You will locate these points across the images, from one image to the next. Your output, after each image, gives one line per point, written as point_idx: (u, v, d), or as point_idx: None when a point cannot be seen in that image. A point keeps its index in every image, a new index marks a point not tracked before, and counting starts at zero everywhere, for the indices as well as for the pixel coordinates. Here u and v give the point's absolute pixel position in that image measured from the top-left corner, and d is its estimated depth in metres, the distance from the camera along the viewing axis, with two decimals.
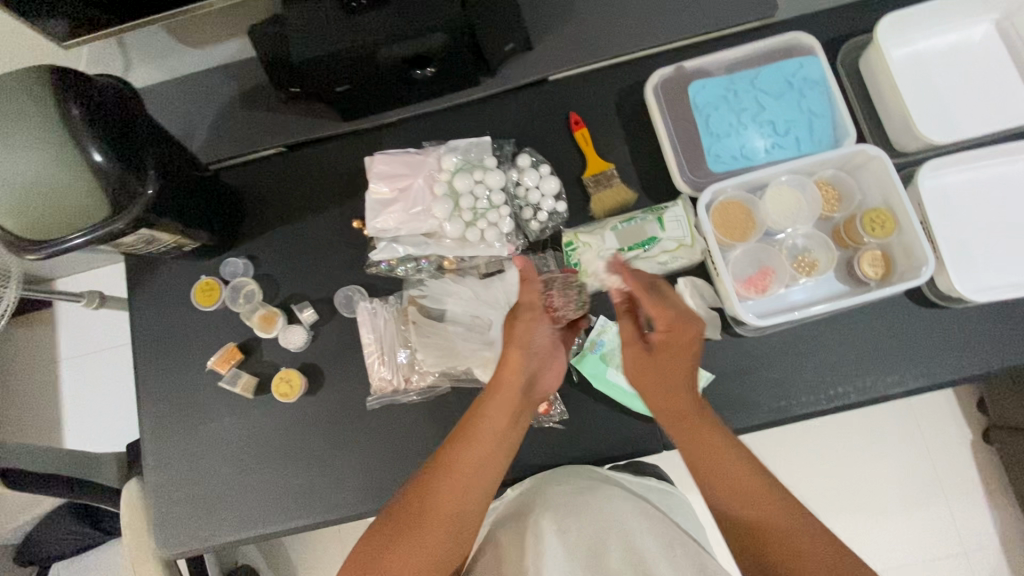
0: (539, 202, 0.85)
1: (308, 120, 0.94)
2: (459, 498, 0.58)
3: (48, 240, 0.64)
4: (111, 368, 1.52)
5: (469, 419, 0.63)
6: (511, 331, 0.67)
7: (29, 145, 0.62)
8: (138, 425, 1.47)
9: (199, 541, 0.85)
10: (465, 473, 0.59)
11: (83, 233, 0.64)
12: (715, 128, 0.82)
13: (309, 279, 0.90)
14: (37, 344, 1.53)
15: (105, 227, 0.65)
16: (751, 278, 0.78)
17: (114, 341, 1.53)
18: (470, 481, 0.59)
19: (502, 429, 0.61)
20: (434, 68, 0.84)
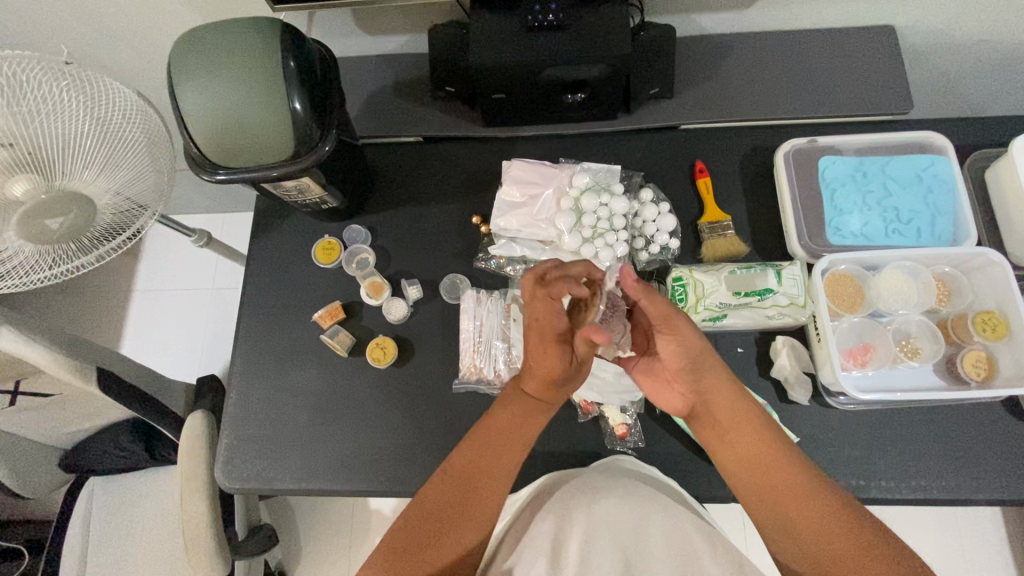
0: (655, 235, 0.89)
1: (450, 116, 1.00)
2: (489, 498, 0.64)
3: (236, 168, 0.72)
4: (188, 308, 1.59)
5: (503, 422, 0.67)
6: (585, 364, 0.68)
7: (243, 81, 0.70)
8: (195, 365, 1.53)
9: (261, 481, 0.87)
10: (494, 475, 0.65)
11: (265, 169, 0.71)
12: (839, 202, 0.86)
13: (419, 260, 0.96)
14: (128, 269, 1.62)
15: (283, 168, 0.72)
16: (852, 351, 0.80)
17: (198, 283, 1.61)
18: (501, 472, 0.65)
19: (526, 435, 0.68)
20: (585, 94, 0.90)
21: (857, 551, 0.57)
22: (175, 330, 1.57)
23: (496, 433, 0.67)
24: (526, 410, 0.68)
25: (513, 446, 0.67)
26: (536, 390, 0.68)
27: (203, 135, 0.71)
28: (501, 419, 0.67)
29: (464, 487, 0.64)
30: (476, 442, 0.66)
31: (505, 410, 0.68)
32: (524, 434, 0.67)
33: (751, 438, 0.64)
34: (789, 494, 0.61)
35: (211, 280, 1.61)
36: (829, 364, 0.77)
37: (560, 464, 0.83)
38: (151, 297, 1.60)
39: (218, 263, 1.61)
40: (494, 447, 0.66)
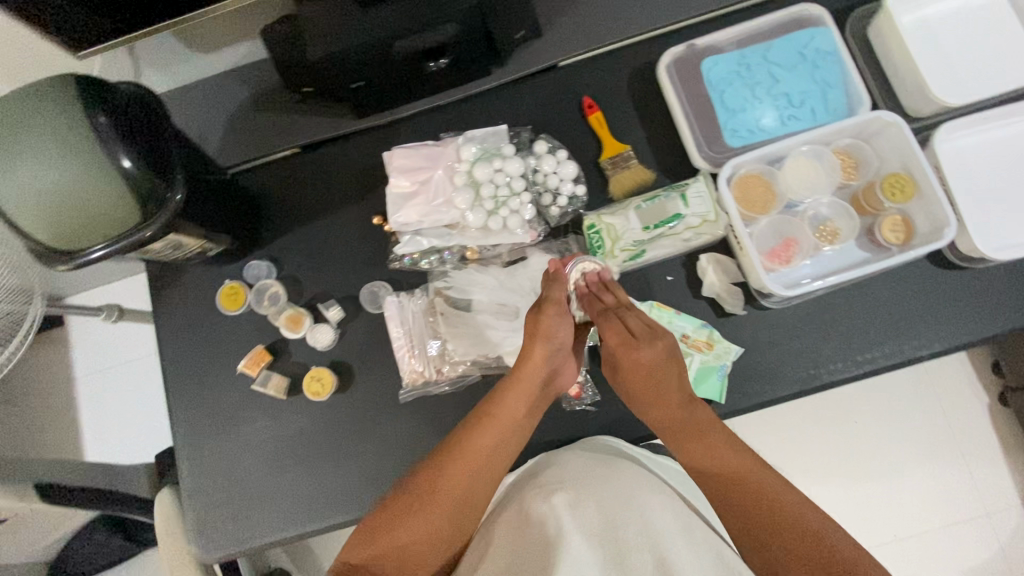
0: (560, 186, 0.85)
1: (320, 119, 0.93)
2: (477, 485, 0.66)
3: (78, 251, 0.63)
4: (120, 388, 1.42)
5: (498, 407, 0.70)
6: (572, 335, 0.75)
7: (56, 148, 0.62)
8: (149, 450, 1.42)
9: (242, 543, 0.85)
10: (483, 465, 0.67)
11: (106, 243, 0.63)
12: (730, 102, 0.82)
13: (333, 278, 0.91)
14: (31, 366, 1.42)
15: (131, 236, 0.64)
16: (774, 250, 0.78)
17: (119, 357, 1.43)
18: (493, 473, 0.67)
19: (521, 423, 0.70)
20: (448, 58, 0.84)
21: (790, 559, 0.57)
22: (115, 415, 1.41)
23: (495, 425, 0.69)
24: (527, 396, 0.70)
25: (508, 443, 0.69)
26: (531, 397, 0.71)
27: (40, 219, 0.63)
28: (507, 416, 0.69)
29: (440, 473, 0.65)
30: (484, 434, 0.68)
31: (508, 406, 0.70)
32: (520, 428, 0.70)
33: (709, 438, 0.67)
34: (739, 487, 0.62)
35: (133, 351, 1.44)
36: (753, 271, 0.76)
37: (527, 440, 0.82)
38: (76, 389, 1.41)
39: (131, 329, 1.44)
40: (493, 441, 0.68)
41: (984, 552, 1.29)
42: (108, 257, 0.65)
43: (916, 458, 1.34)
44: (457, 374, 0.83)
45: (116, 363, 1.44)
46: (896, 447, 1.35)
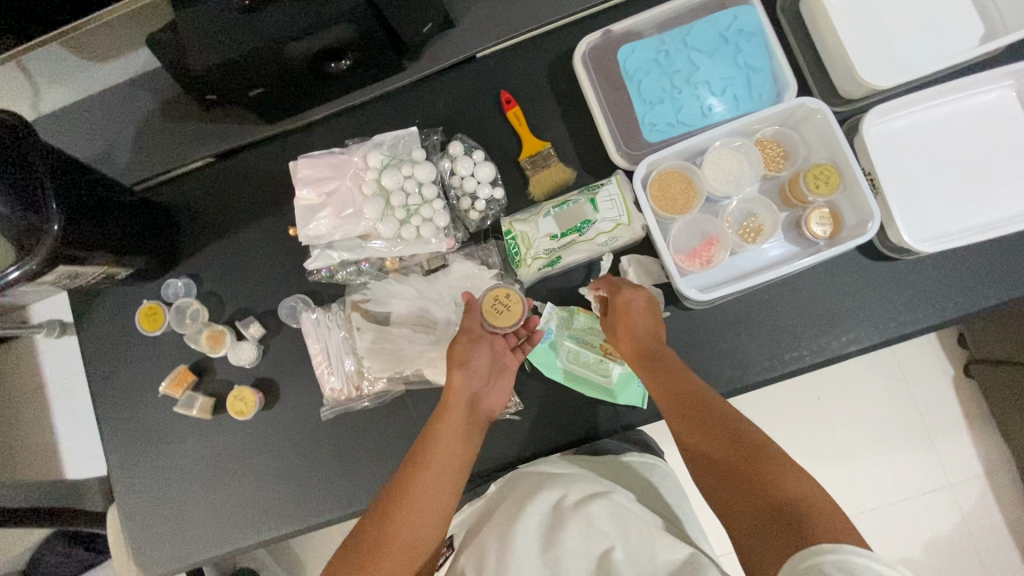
0: (475, 190, 0.81)
1: (230, 127, 0.89)
2: (426, 520, 0.60)
3: None
4: (61, 409, 1.34)
5: (428, 438, 0.65)
6: (502, 369, 0.73)
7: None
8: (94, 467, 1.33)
9: (180, 560, 0.86)
10: (427, 497, 0.61)
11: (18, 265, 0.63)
12: (648, 94, 0.77)
13: (253, 293, 0.88)
14: None
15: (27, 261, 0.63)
16: (695, 250, 0.75)
17: (56, 376, 1.35)
18: (440, 502, 0.62)
19: (457, 447, 0.65)
20: (349, 60, 0.79)
21: (775, 529, 0.51)
22: (61, 436, 1.33)
23: (432, 453, 0.64)
24: (458, 426, 0.66)
25: (450, 468, 0.64)
26: (461, 419, 0.67)
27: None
28: (444, 440, 0.65)
29: (381, 530, 0.59)
30: (422, 464, 0.63)
31: (439, 430, 0.66)
32: (460, 453, 0.65)
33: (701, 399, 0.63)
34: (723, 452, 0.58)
35: (72, 370, 1.35)
36: (669, 274, 0.73)
37: None
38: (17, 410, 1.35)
39: (65, 345, 1.35)
40: (436, 470, 0.63)
41: (950, 527, 1.28)
42: (26, 276, 0.64)
43: (880, 435, 1.32)
44: (377, 389, 0.81)
45: (53, 382, 1.35)
46: (861, 426, 1.33)
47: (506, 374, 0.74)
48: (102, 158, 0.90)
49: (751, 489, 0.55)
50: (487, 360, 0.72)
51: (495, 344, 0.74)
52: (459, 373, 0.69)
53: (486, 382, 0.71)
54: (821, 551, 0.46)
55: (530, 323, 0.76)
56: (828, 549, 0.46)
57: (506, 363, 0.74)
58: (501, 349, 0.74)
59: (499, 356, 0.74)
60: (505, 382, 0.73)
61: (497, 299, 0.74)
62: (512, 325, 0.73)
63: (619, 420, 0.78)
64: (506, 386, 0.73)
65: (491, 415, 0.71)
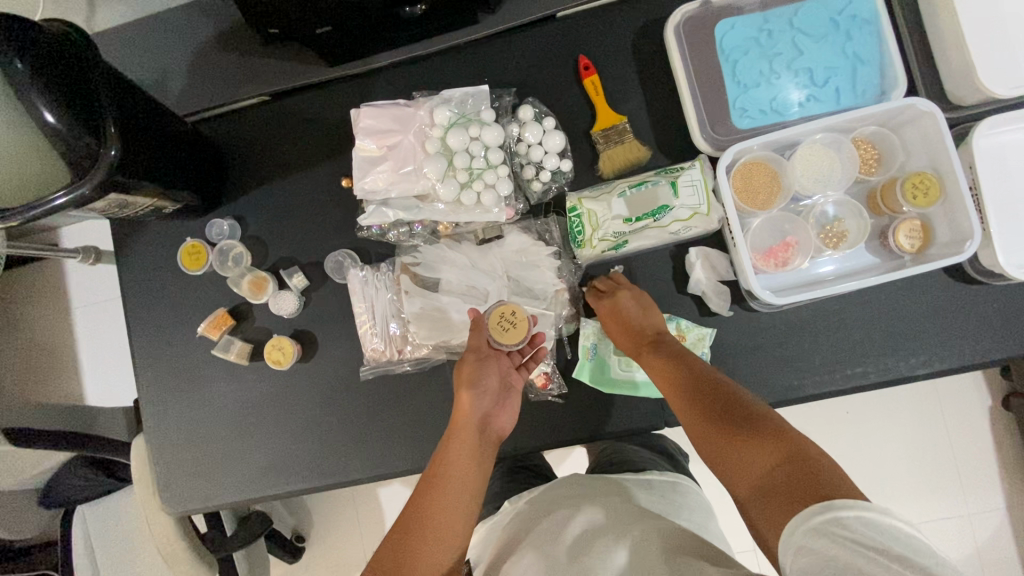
0: (542, 160, 0.77)
1: (287, 65, 0.84)
2: (444, 545, 0.58)
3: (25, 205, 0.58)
4: (89, 332, 1.34)
5: (438, 461, 0.63)
6: (508, 387, 0.71)
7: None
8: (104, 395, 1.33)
9: (203, 500, 0.86)
10: (440, 519, 0.59)
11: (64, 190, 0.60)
12: (742, 76, 0.72)
13: (298, 243, 0.86)
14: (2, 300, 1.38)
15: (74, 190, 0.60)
16: (771, 250, 0.71)
17: (87, 299, 1.35)
18: (455, 526, 0.60)
19: (468, 465, 0.62)
20: (425, 5, 0.73)
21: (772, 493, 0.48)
22: (86, 359, 1.34)
23: (444, 476, 0.61)
24: (468, 448, 0.63)
25: (464, 488, 0.61)
26: (469, 437, 0.64)
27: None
28: (455, 457, 0.63)
29: (400, 557, 0.57)
30: (436, 488, 0.61)
31: (450, 449, 0.63)
32: (475, 473, 0.63)
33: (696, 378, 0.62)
34: (715, 427, 0.56)
35: (103, 295, 1.35)
36: (742, 272, 0.69)
37: None
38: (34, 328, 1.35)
39: (95, 270, 1.35)
40: (450, 490, 0.61)
41: (962, 557, 1.26)
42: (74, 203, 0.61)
43: (908, 460, 1.28)
44: (423, 354, 0.80)
45: (82, 304, 1.35)
46: (887, 446, 1.29)
47: (513, 393, 0.71)
48: (153, 84, 0.86)
49: (745, 455, 0.53)
50: (497, 380, 0.70)
51: (503, 362, 0.71)
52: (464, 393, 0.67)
53: (494, 401, 0.69)
54: (812, 513, 0.44)
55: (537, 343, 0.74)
56: (820, 507, 0.43)
57: (514, 383, 0.72)
58: (509, 368, 0.72)
59: (509, 375, 0.72)
60: (513, 401, 0.71)
61: (506, 311, 0.71)
62: (524, 341, 0.71)
63: (665, 416, 0.75)
64: (514, 406, 0.71)
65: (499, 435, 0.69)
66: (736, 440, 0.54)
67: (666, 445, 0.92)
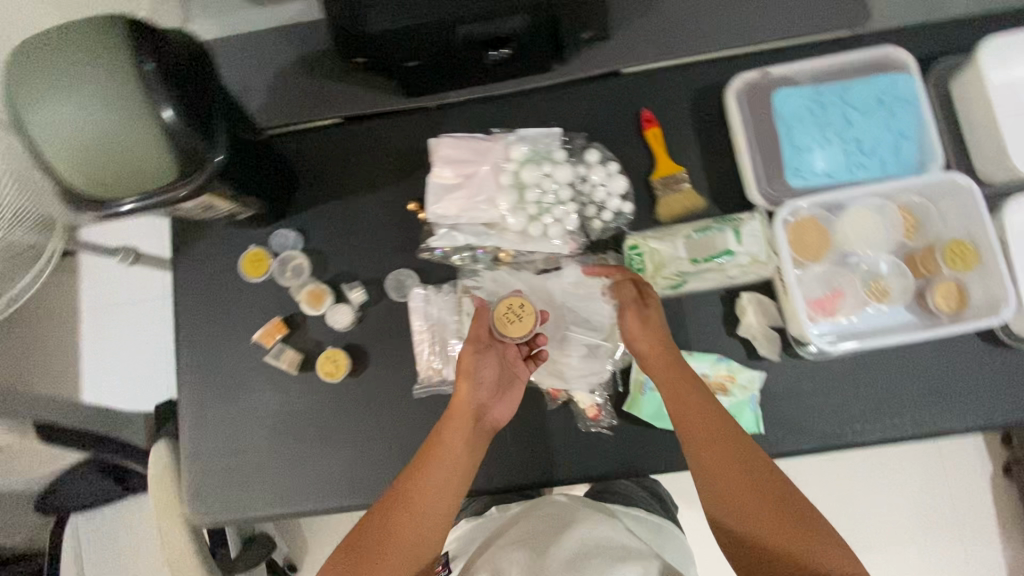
0: (606, 200, 0.82)
1: (366, 93, 0.91)
2: (427, 516, 0.64)
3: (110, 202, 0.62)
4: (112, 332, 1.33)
5: (431, 441, 0.67)
6: (504, 376, 0.74)
7: (76, 100, 0.59)
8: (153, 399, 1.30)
9: (233, 511, 0.84)
10: (426, 497, 0.64)
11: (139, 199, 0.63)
12: (797, 140, 0.79)
13: (359, 259, 0.88)
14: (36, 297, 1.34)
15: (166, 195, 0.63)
16: (820, 300, 0.76)
17: (119, 298, 1.34)
18: (439, 502, 0.65)
19: (458, 449, 0.67)
20: (510, 50, 0.80)
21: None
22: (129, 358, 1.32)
23: (432, 454, 0.66)
24: (461, 434, 0.67)
25: (452, 467, 0.66)
26: (462, 425, 0.68)
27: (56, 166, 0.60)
28: (449, 440, 0.67)
29: (388, 524, 0.63)
30: (426, 464, 0.66)
31: (443, 432, 0.67)
32: (463, 456, 0.67)
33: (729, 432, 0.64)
34: (745, 495, 0.60)
35: (136, 296, 1.35)
36: (796, 318, 0.74)
37: (534, 455, 0.80)
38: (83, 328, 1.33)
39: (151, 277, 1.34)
40: (439, 472, 0.65)
41: None
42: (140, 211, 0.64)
43: (913, 522, 1.30)
44: None
45: (112, 303, 1.34)
46: (893, 507, 1.31)
47: (511, 385, 0.74)
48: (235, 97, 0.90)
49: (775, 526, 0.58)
50: (494, 371, 0.72)
51: (504, 354, 0.74)
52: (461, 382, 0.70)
53: (489, 392, 0.72)
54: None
55: (538, 339, 0.77)
56: None
57: (509, 373, 0.74)
58: (512, 358, 0.75)
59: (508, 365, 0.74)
60: (513, 394, 0.74)
61: (512, 303, 0.74)
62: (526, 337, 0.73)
63: None
64: (512, 399, 0.73)
65: (493, 424, 0.72)
66: (773, 516, 0.59)
67: (660, 492, 0.97)
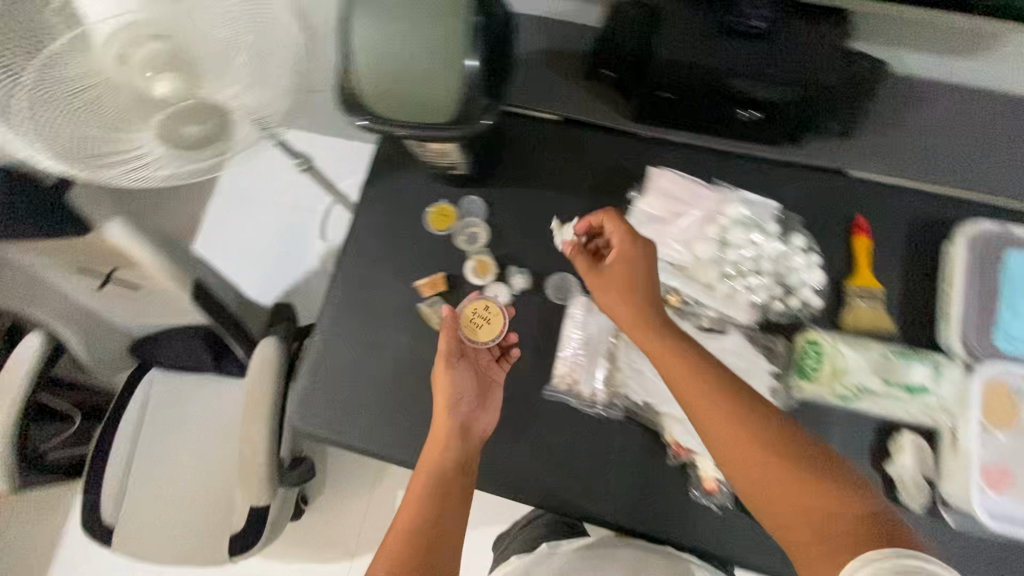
0: (799, 286, 0.80)
1: (595, 102, 0.93)
2: (432, 522, 0.69)
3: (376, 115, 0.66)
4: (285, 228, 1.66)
5: (426, 453, 0.73)
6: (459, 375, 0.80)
7: (401, 16, 0.64)
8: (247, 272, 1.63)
9: (330, 431, 0.86)
10: (428, 505, 0.69)
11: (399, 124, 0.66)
12: (1016, 305, 0.78)
13: (532, 248, 0.90)
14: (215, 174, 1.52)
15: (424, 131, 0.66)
16: (991, 471, 0.73)
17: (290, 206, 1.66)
18: (443, 506, 0.70)
19: (449, 455, 0.72)
20: (761, 114, 0.82)
21: (828, 544, 0.55)
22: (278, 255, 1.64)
23: (428, 463, 0.72)
24: (446, 442, 0.73)
25: (447, 472, 0.71)
26: (447, 430, 0.73)
27: (356, 68, 0.65)
28: (436, 450, 0.73)
29: (402, 539, 0.67)
30: (427, 474, 0.71)
31: (433, 443, 0.73)
32: (452, 461, 0.72)
33: (747, 418, 0.62)
34: (767, 474, 0.60)
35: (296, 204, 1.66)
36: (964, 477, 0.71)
37: (635, 500, 0.79)
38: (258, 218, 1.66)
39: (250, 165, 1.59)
40: (436, 479, 0.71)
41: None
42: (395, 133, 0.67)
43: None
44: (609, 403, 0.81)
45: (290, 203, 1.67)
46: None
47: (490, 392, 0.80)
48: None
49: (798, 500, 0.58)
50: (473, 380, 0.79)
51: (472, 359, 0.81)
52: (443, 395, 0.76)
53: (474, 406, 0.78)
54: (885, 567, 0.50)
55: (509, 340, 0.84)
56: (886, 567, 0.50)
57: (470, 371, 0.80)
58: (485, 364, 0.82)
59: (475, 371, 0.81)
60: (492, 403, 0.80)
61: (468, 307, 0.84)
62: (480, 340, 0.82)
63: None
64: (494, 407, 0.80)
65: (481, 431, 0.78)
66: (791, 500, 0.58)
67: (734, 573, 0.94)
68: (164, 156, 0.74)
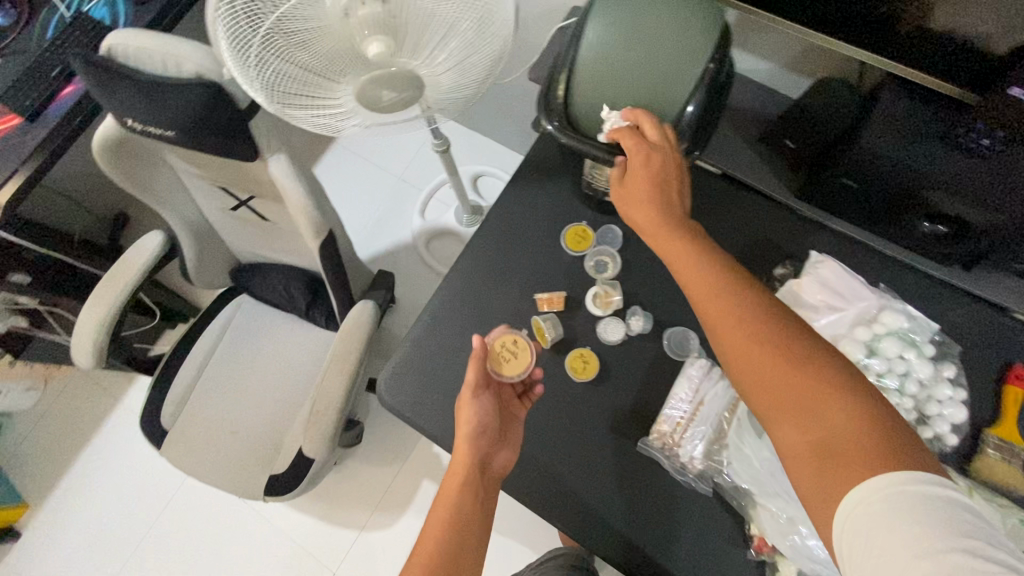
0: (935, 418, 0.74)
1: (762, 168, 0.91)
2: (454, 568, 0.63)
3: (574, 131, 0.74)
4: (393, 193, 1.74)
5: (444, 484, 0.69)
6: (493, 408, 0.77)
7: (631, 48, 0.66)
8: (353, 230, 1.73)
9: (411, 410, 0.86)
10: (449, 546, 0.64)
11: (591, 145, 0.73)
12: None
13: (658, 293, 0.88)
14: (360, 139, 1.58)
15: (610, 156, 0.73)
16: None
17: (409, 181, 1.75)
18: (466, 547, 0.65)
19: (471, 490, 0.68)
20: (948, 231, 0.76)
21: (829, 468, 0.51)
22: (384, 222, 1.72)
23: (449, 495, 0.68)
24: (466, 473, 0.69)
25: (470, 507, 0.67)
26: (469, 460, 0.70)
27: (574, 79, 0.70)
28: (454, 483, 0.69)
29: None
30: (450, 508, 0.67)
31: (452, 474, 0.70)
32: (473, 497, 0.68)
33: (763, 328, 0.58)
34: (780, 390, 0.56)
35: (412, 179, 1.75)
36: None
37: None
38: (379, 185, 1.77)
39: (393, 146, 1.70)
40: (460, 516, 0.66)
41: None
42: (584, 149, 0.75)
43: None
44: (701, 474, 0.77)
45: (406, 175, 1.76)
46: None
47: (511, 430, 0.78)
48: None
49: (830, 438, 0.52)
50: (496, 415, 0.75)
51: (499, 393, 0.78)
52: (465, 425, 0.73)
53: (493, 439, 0.74)
54: (904, 497, 0.46)
55: (530, 376, 0.82)
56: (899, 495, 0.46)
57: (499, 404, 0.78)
58: (507, 399, 0.79)
59: (502, 405, 0.78)
60: (511, 441, 0.77)
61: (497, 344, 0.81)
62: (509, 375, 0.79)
63: None
64: (513, 445, 0.76)
65: (500, 470, 0.74)
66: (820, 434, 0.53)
67: None
68: (359, 111, 0.77)
